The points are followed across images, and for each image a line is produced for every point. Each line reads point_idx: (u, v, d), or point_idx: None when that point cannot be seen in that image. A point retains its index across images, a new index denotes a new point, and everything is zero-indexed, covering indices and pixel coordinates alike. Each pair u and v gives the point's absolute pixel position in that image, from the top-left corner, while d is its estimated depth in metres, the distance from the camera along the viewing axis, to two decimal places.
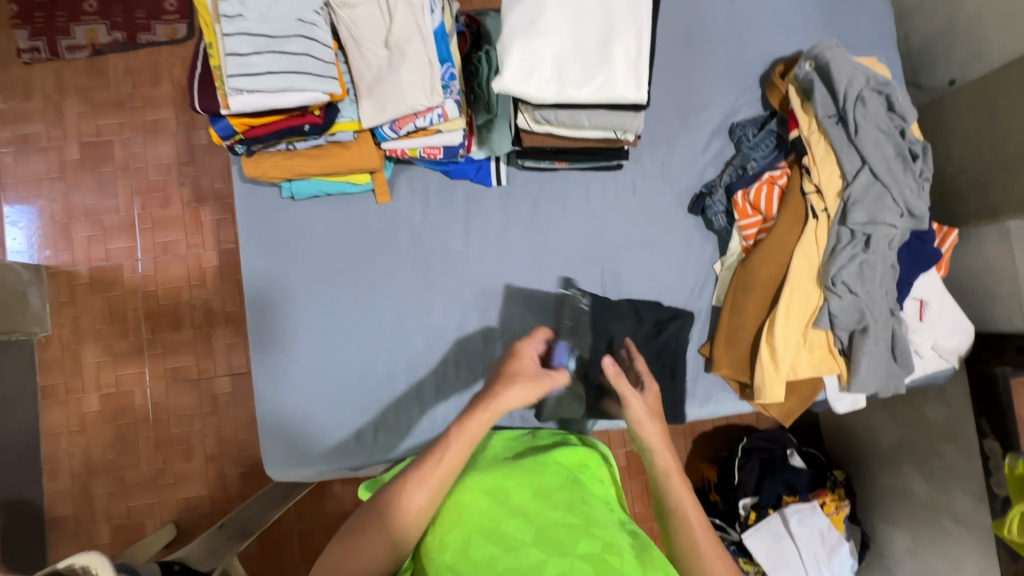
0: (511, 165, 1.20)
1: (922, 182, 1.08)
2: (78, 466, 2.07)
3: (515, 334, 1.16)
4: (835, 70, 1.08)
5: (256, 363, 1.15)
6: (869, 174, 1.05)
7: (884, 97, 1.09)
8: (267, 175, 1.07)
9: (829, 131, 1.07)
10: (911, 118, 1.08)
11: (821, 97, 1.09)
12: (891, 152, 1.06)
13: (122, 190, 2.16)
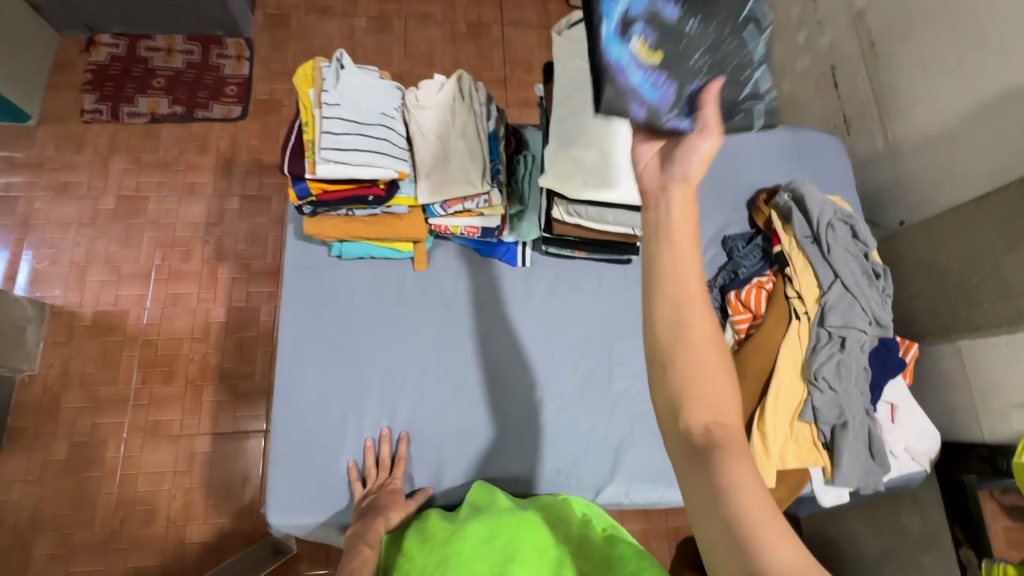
0: (535, 250, 1.36)
1: (885, 297, 1.27)
2: (25, 520, 1.91)
3: (529, 401, 1.25)
4: (809, 201, 1.31)
5: (277, 408, 1.19)
6: (841, 286, 1.24)
7: (850, 226, 1.32)
8: (325, 235, 1.21)
9: (806, 248, 1.28)
10: (872, 245, 1.31)
11: (798, 221, 1.31)
12: (858, 270, 1.26)
13: (147, 242, 2.26)
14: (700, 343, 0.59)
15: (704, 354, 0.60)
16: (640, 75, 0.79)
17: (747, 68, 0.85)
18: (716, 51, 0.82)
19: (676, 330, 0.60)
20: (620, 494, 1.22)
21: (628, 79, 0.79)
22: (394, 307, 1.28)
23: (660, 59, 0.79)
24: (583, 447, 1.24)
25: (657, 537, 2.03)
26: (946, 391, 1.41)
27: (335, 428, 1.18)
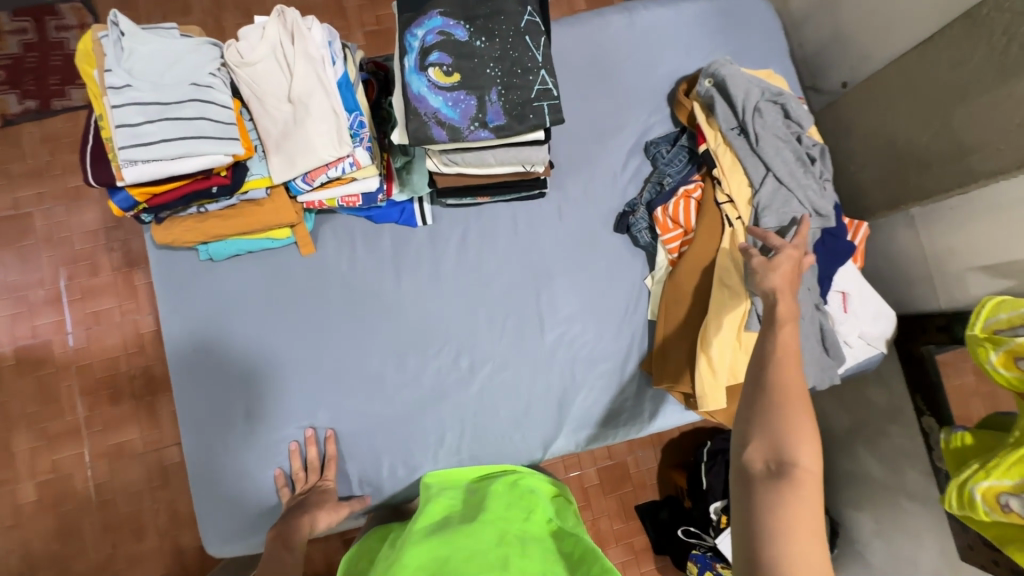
0: (434, 204, 1.20)
1: (823, 183, 1.14)
2: (16, 564, 1.91)
3: (459, 372, 1.16)
4: (732, 85, 1.13)
5: (186, 435, 1.09)
6: (774, 180, 1.10)
7: (780, 106, 1.15)
8: (180, 241, 1.03)
9: (732, 142, 1.12)
10: (806, 125, 1.15)
11: (722, 110, 1.14)
12: (791, 158, 1.11)
13: (47, 262, 2.05)
14: (791, 407, 0.74)
15: (790, 413, 0.73)
16: (439, 98, 0.84)
17: (538, 65, 0.86)
18: (505, 59, 0.85)
19: (766, 386, 0.76)
20: (570, 444, 1.18)
21: (428, 101, 0.83)
22: (289, 302, 1.14)
23: (457, 77, 0.84)
24: (523, 407, 1.16)
25: (640, 447, 2.07)
26: (900, 264, 1.32)
27: (256, 443, 1.10)
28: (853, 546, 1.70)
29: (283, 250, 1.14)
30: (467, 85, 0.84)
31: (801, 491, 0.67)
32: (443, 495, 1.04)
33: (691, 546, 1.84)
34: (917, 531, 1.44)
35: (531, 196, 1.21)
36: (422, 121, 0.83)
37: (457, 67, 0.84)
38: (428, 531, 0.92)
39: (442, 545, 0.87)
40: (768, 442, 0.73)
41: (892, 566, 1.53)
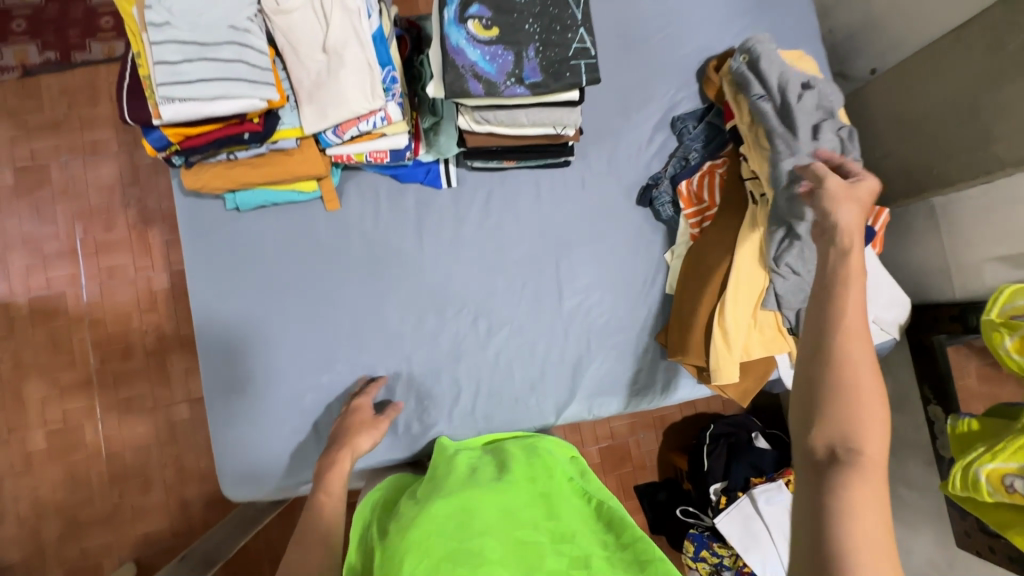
0: (460, 166, 1.20)
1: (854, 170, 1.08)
2: (26, 509, 1.93)
3: (477, 334, 1.17)
4: (764, 63, 1.12)
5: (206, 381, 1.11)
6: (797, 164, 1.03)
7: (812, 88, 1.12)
8: (209, 187, 1.04)
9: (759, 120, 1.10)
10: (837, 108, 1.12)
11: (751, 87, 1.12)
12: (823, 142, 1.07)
13: (61, 215, 2.05)
14: (862, 398, 0.68)
15: (862, 402, 0.68)
16: (478, 51, 0.84)
17: (577, 24, 0.86)
18: (545, 15, 0.86)
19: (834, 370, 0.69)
20: (582, 411, 1.19)
21: (466, 54, 0.83)
22: (312, 256, 1.15)
23: (496, 32, 0.84)
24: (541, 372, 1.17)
25: (643, 429, 2.09)
26: (917, 253, 1.33)
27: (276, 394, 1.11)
28: None
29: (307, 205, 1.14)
30: (506, 40, 0.84)
31: (869, 481, 0.63)
32: (461, 454, 1.04)
33: (689, 526, 1.85)
34: (912, 518, 1.47)
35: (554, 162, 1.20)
36: (460, 73, 0.83)
37: (496, 21, 0.85)
38: (453, 484, 0.92)
39: (467, 497, 0.87)
40: (837, 429, 0.67)
41: None
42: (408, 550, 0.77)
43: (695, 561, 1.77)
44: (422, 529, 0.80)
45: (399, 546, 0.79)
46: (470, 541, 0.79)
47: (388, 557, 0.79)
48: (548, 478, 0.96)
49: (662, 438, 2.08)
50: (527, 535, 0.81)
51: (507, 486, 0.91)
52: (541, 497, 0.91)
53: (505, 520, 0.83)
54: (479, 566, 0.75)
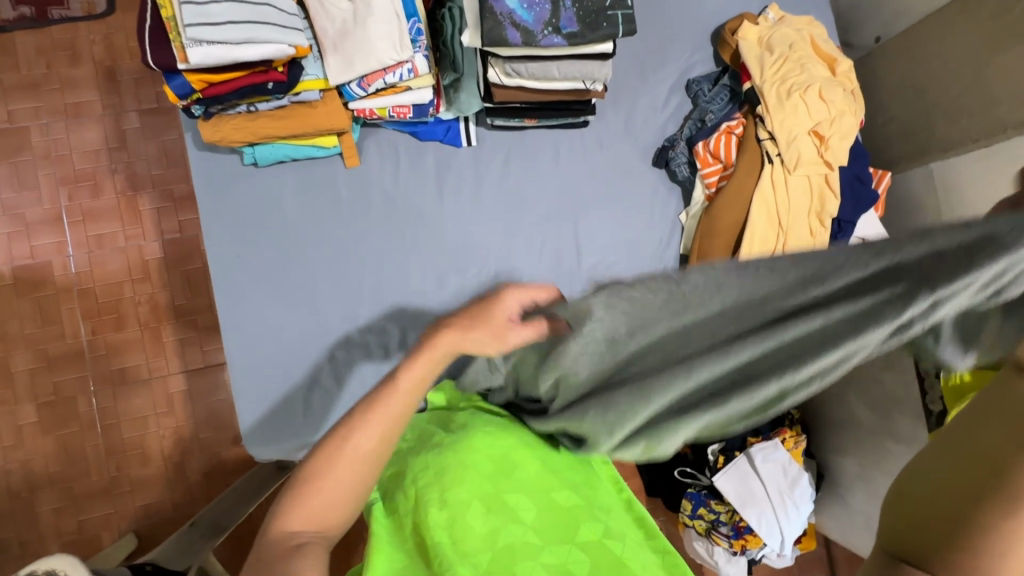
0: (480, 125, 1.20)
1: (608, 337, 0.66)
2: (18, 484, 1.75)
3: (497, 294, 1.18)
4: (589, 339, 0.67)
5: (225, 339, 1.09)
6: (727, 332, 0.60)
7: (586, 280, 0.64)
8: (228, 141, 1.01)
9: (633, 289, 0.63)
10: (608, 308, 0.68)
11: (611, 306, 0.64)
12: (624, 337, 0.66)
13: (44, 181, 1.82)
14: None
15: None
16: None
17: None
18: None
19: None
20: None
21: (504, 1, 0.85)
22: (331, 213, 1.13)
23: None
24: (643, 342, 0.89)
25: None
26: None
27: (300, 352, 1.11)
28: (834, 488, 1.84)
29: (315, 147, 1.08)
30: None
31: None
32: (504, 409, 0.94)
33: (686, 486, 1.87)
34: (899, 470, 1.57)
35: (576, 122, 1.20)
36: (497, 19, 0.85)
37: None
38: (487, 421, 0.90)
39: (508, 447, 0.84)
40: None
41: (875, 504, 1.67)
42: (439, 477, 0.81)
43: (692, 518, 1.83)
44: (455, 461, 0.82)
45: (431, 466, 0.83)
46: (505, 489, 0.80)
47: (420, 471, 0.83)
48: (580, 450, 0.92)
49: None
50: (562, 500, 0.81)
51: (544, 444, 0.88)
52: (575, 463, 0.88)
53: (538, 477, 0.83)
54: (514, 519, 0.77)
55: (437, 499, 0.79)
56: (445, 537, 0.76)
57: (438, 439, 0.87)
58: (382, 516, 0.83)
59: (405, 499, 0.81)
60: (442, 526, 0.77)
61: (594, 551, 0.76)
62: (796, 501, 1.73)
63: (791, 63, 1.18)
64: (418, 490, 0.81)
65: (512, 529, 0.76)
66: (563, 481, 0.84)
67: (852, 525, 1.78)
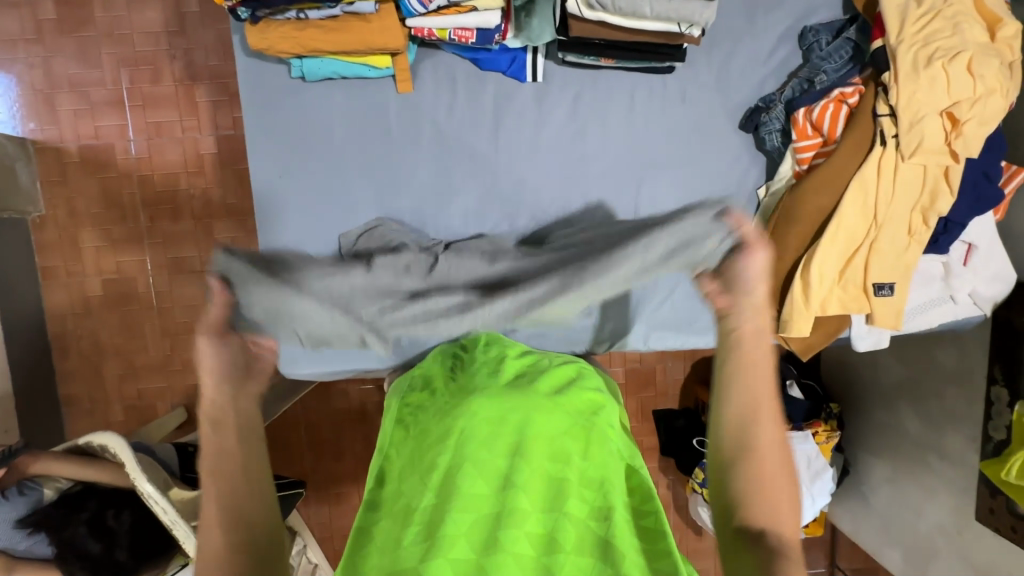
0: (549, 59, 1.06)
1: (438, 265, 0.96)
2: (87, 349, 1.89)
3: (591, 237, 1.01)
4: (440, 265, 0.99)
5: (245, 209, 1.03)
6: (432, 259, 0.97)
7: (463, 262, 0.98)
8: (276, 50, 0.93)
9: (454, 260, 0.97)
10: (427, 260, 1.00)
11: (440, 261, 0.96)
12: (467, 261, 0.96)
13: (108, 61, 1.79)
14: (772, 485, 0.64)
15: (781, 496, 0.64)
16: None
17: None
18: None
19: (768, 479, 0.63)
20: (639, 341, 1.17)
21: None
22: (380, 143, 1.07)
23: None
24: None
25: (672, 358, 2.03)
26: None
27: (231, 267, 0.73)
28: (857, 485, 1.78)
29: (359, 221, 1.08)
30: None
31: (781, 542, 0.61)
32: (511, 366, 0.96)
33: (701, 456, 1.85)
34: (935, 486, 1.50)
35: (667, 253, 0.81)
36: None
37: None
38: (500, 388, 0.88)
39: (507, 409, 0.82)
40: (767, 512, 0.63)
41: (898, 511, 1.62)
42: (436, 441, 0.80)
43: (701, 487, 1.78)
44: (454, 426, 0.80)
45: (432, 434, 0.82)
46: (497, 455, 0.77)
47: (424, 439, 0.82)
48: (590, 418, 0.86)
49: (690, 369, 2.03)
50: (558, 472, 0.75)
51: (552, 405, 0.85)
52: (578, 433, 0.82)
53: (536, 444, 0.78)
54: (505, 486, 0.73)
55: (430, 460, 0.77)
56: (425, 504, 0.72)
57: (448, 404, 0.87)
58: (372, 496, 0.81)
59: (401, 467, 0.81)
60: (424, 494, 0.73)
61: (582, 525, 0.70)
62: (815, 494, 1.64)
63: (943, 20, 0.95)
64: (418, 462, 0.79)
65: (499, 495, 0.72)
66: (564, 451, 0.79)
67: (866, 523, 1.74)
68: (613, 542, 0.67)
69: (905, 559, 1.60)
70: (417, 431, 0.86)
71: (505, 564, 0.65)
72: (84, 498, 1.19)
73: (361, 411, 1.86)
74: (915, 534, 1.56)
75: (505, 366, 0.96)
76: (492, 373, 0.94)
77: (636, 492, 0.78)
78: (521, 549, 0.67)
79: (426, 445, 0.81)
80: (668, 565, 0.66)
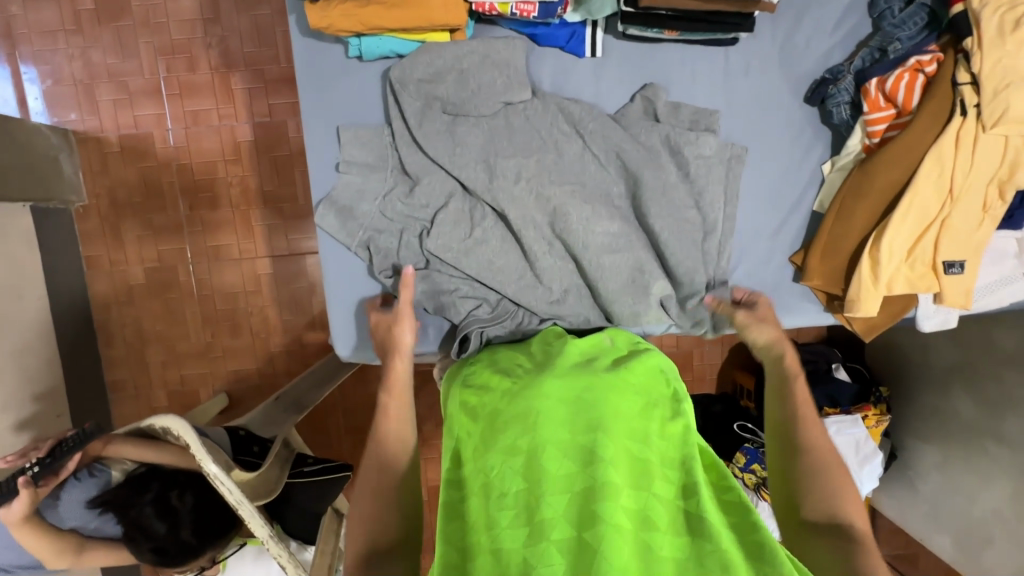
0: (608, 32, 1.04)
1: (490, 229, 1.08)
2: (131, 336, 1.93)
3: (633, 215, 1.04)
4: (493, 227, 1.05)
5: (312, 90, 1.03)
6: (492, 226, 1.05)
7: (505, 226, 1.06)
8: (336, 29, 0.92)
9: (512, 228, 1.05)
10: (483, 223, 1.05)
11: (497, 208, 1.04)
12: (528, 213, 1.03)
13: (145, 50, 1.79)
14: (835, 477, 0.84)
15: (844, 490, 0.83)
16: None
17: None
18: None
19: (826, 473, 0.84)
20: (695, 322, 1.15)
21: None
22: None
23: None
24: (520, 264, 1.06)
25: (709, 343, 2.01)
26: None
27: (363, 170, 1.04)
28: (903, 470, 1.75)
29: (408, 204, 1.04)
30: None
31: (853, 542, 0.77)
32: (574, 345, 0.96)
33: (742, 441, 1.83)
34: (990, 470, 1.46)
35: (719, 231, 1.08)
36: None
37: None
38: (569, 368, 0.88)
39: (580, 389, 0.82)
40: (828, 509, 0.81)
41: (948, 496, 1.59)
42: (511, 423, 0.80)
43: (743, 472, 1.76)
44: (530, 406, 0.80)
45: (505, 416, 0.81)
46: (578, 432, 0.76)
47: (497, 416, 0.82)
48: (658, 396, 0.87)
49: (728, 354, 2.01)
50: (640, 450, 0.75)
51: (621, 382, 0.85)
52: (652, 413, 0.82)
53: (615, 422, 0.77)
54: (590, 462, 0.72)
55: (501, 439, 0.78)
56: (513, 481, 0.72)
57: (518, 386, 0.87)
58: (451, 476, 0.81)
59: (475, 443, 0.81)
60: (510, 479, 0.73)
61: (669, 505, 0.71)
62: (863, 479, 1.60)
63: None
64: (494, 442, 0.78)
65: (587, 471, 0.71)
66: (642, 429, 0.78)
67: (913, 508, 1.72)
68: (707, 517, 0.68)
69: (956, 544, 1.58)
70: (489, 409, 0.85)
71: (605, 541, 0.65)
72: (148, 479, 1.21)
73: None
74: (968, 519, 1.53)
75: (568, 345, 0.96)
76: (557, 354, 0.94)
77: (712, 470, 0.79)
78: (623, 521, 0.66)
79: (500, 425, 0.81)
80: (760, 535, 0.67)
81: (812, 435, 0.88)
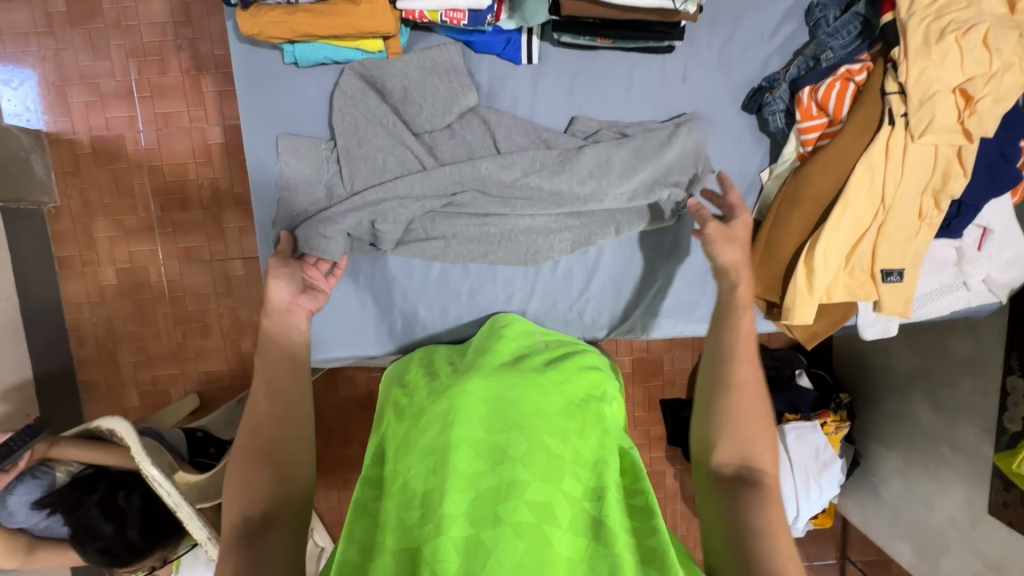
0: (545, 40, 1.05)
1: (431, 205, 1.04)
2: (103, 336, 1.93)
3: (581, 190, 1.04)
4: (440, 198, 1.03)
5: (250, 93, 1.04)
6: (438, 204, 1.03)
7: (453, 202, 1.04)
8: (267, 35, 0.93)
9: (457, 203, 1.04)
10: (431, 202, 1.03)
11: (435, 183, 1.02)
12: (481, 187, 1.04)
13: (116, 52, 1.80)
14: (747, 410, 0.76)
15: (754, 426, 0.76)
16: None
17: None
18: None
19: (733, 395, 0.76)
20: (636, 329, 1.16)
21: None
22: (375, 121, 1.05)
23: None
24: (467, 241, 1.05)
25: (680, 348, 2.00)
26: None
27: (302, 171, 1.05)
28: (868, 476, 1.75)
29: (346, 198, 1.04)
30: None
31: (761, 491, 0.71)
32: (507, 346, 0.98)
33: None
34: (947, 477, 1.46)
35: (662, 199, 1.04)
36: None
37: None
38: (496, 368, 0.89)
39: (502, 390, 0.83)
40: (737, 449, 0.74)
41: (908, 502, 1.59)
42: (430, 423, 0.79)
43: None
44: (450, 406, 0.80)
45: (428, 414, 0.81)
46: (495, 432, 0.76)
47: (420, 418, 0.82)
48: (583, 398, 0.87)
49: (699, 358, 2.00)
50: (554, 447, 0.74)
51: (543, 382, 0.86)
52: (574, 414, 0.82)
53: (530, 421, 0.78)
54: (501, 461, 0.72)
55: (419, 441, 0.77)
56: (428, 483, 0.70)
57: (446, 385, 0.88)
58: (371, 477, 0.80)
59: (396, 445, 0.80)
60: (423, 476, 0.72)
61: (575, 503, 0.69)
62: (822, 485, 1.58)
63: None
64: (416, 443, 0.77)
65: (495, 470, 0.71)
66: (561, 427, 0.78)
67: (877, 515, 1.71)
68: (606, 520, 0.67)
69: (916, 551, 1.57)
70: (414, 414, 0.84)
71: (507, 536, 0.63)
72: (95, 479, 1.23)
73: (367, 397, 1.86)
74: (927, 525, 1.52)
75: (499, 346, 0.97)
76: (489, 354, 0.95)
77: (629, 473, 0.78)
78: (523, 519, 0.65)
79: (421, 425, 0.80)
80: (654, 541, 0.66)
81: (734, 374, 0.77)
